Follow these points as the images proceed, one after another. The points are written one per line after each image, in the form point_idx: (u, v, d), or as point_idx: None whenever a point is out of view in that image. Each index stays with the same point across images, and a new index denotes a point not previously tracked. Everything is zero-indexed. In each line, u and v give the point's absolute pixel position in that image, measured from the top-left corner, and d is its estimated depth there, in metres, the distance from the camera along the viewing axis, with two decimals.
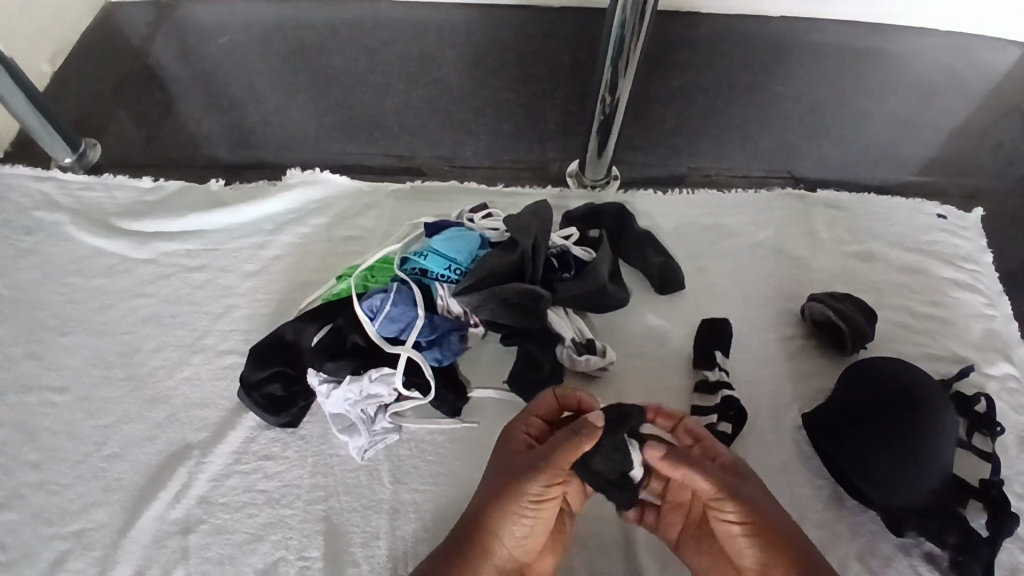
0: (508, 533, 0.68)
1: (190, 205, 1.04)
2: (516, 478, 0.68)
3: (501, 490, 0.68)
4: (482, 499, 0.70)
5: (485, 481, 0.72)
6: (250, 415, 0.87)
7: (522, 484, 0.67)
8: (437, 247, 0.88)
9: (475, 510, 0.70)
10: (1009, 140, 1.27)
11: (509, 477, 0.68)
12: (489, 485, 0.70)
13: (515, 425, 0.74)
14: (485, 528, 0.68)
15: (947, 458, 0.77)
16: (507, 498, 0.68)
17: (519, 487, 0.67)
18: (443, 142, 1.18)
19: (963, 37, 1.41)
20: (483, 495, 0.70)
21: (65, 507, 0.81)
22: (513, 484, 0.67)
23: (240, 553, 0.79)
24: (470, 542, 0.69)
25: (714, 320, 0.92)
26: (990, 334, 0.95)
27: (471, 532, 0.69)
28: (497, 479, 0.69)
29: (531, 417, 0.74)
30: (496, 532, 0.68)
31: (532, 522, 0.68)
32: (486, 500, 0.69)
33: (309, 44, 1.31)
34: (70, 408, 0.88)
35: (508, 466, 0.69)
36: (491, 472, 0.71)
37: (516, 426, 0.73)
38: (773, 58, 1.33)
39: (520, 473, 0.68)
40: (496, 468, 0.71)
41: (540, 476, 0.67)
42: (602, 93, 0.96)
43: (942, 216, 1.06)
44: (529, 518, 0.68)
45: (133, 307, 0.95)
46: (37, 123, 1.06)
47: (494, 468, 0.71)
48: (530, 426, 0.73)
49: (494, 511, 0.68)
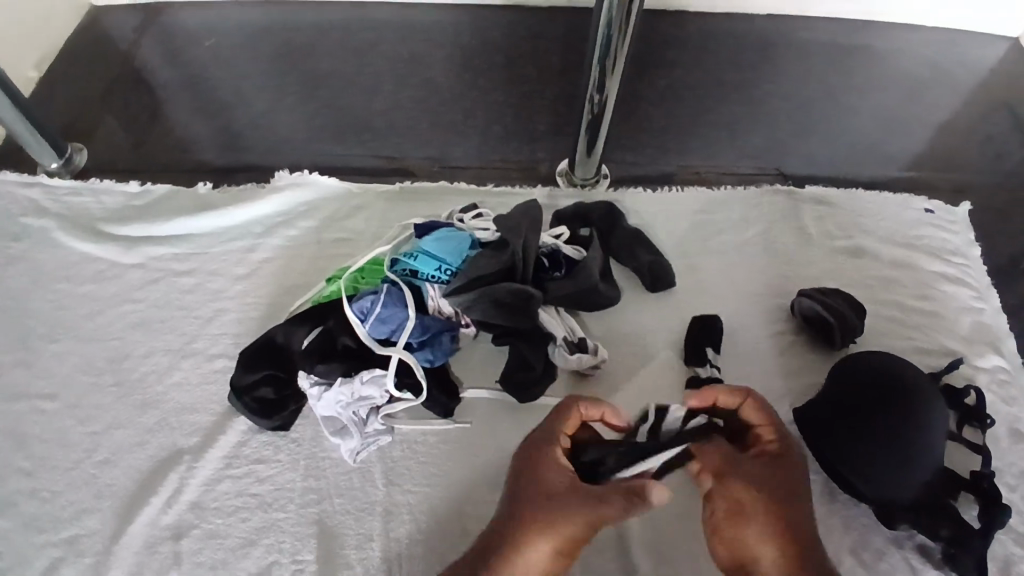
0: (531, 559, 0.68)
1: (179, 209, 1.04)
2: (564, 511, 0.68)
3: (545, 521, 0.69)
4: (517, 527, 0.69)
5: (512, 504, 0.71)
6: (241, 419, 0.86)
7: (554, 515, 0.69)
8: (427, 248, 0.88)
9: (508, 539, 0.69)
10: (996, 134, 1.28)
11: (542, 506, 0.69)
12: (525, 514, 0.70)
13: (541, 444, 0.74)
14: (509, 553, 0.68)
15: (937, 452, 0.77)
16: (552, 530, 0.68)
17: (568, 521, 0.68)
18: (432, 143, 1.18)
19: (949, 33, 1.42)
20: (518, 519, 0.70)
21: (56, 514, 0.81)
22: (562, 519, 0.68)
23: (233, 557, 0.78)
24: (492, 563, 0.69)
25: (705, 318, 0.92)
26: (979, 327, 0.96)
27: (502, 560, 0.68)
28: (536, 509, 0.69)
29: (557, 433, 0.74)
30: (531, 559, 0.69)
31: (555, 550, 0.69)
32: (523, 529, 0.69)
33: (297, 46, 1.31)
34: (59, 415, 0.87)
35: (551, 497, 0.69)
36: (520, 498, 0.71)
37: (545, 448, 0.73)
38: (761, 56, 1.34)
39: (568, 504, 0.69)
40: (530, 494, 0.70)
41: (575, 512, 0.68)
42: (590, 92, 0.96)
43: (929, 211, 1.07)
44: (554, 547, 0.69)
45: (123, 312, 0.95)
46: (25, 129, 1.05)
47: (525, 493, 0.71)
48: (558, 447, 0.74)
49: (535, 541, 0.68)
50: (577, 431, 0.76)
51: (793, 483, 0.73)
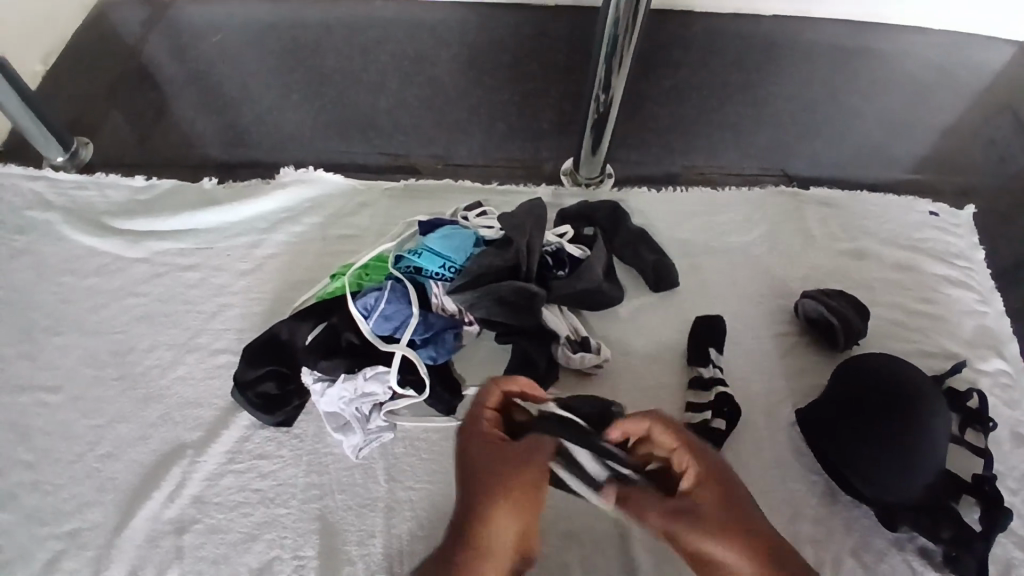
0: (498, 528, 0.68)
1: (184, 204, 1.04)
2: (508, 481, 0.69)
3: (494, 486, 0.68)
4: (473, 508, 0.68)
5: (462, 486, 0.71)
6: (243, 414, 0.86)
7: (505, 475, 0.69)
8: (431, 246, 0.88)
9: (470, 526, 0.68)
10: (1001, 137, 1.27)
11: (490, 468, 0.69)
12: (477, 494, 0.69)
13: (470, 420, 0.74)
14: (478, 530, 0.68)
15: (939, 455, 0.78)
16: (504, 500, 0.68)
17: (516, 488, 0.69)
18: (437, 140, 1.18)
19: (956, 36, 1.42)
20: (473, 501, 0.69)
21: (59, 507, 0.81)
22: (511, 487, 0.68)
23: (235, 552, 0.78)
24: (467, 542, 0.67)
25: (709, 318, 0.92)
26: (982, 330, 0.96)
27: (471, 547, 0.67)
28: (482, 482, 0.69)
29: (482, 409, 0.74)
30: (497, 539, 0.68)
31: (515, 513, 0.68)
32: (479, 512, 0.68)
33: (303, 43, 1.31)
34: (63, 408, 0.87)
35: (493, 473, 0.69)
36: (467, 482, 0.70)
37: (474, 425, 0.73)
38: (768, 57, 1.34)
39: (506, 465, 0.69)
40: (476, 469, 0.70)
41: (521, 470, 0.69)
42: (596, 91, 0.96)
43: (934, 214, 1.07)
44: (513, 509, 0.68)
45: (127, 306, 0.95)
46: (30, 123, 1.06)
47: (468, 472, 0.71)
48: (486, 420, 0.74)
49: (496, 518, 0.68)
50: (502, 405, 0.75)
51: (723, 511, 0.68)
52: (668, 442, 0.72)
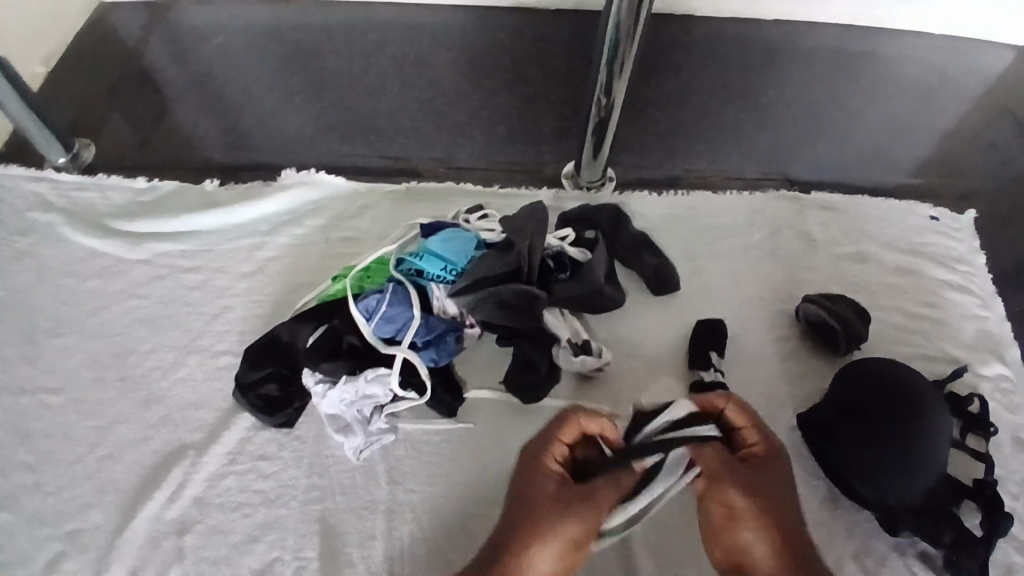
0: (541, 565, 0.69)
1: (186, 206, 1.04)
2: (566, 516, 0.70)
3: (548, 525, 0.70)
4: (525, 537, 0.70)
5: (519, 516, 0.71)
6: (245, 416, 0.86)
7: (565, 519, 0.70)
8: (433, 248, 0.87)
9: (516, 553, 0.69)
10: (1000, 141, 1.28)
11: (551, 506, 0.70)
12: (530, 527, 0.70)
13: (539, 452, 0.75)
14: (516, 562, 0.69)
15: (941, 458, 0.77)
16: (556, 538, 0.70)
17: (573, 528, 0.70)
18: (439, 143, 1.18)
19: (955, 40, 1.42)
20: (523, 534, 0.70)
21: (60, 508, 0.81)
22: (565, 528, 0.70)
23: (235, 554, 0.78)
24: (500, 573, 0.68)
25: (711, 321, 0.93)
26: (983, 334, 0.96)
27: None
28: (540, 516, 0.70)
29: (555, 441, 0.75)
30: (538, 572, 0.69)
31: (561, 556, 0.70)
32: (530, 541, 0.69)
33: (305, 46, 1.31)
34: (64, 409, 0.87)
35: (555, 508, 0.70)
36: (525, 512, 0.71)
37: (542, 456, 0.74)
38: (768, 62, 1.34)
39: (571, 509, 0.70)
40: (539, 501, 0.71)
41: (581, 516, 0.70)
42: (597, 95, 0.96)
43: (935, 218, 1.07)
44: (560, 552, 0.70)
45: (128, 307, 0.95)
46: (32, 124, 1.06)
47: (528, 502, 0.71)
48: (555, 454, 0.74)
49: (544, 551, 0.69)
50: (574, 442, 0.76)
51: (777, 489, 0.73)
52: (739, 422, 0.78)
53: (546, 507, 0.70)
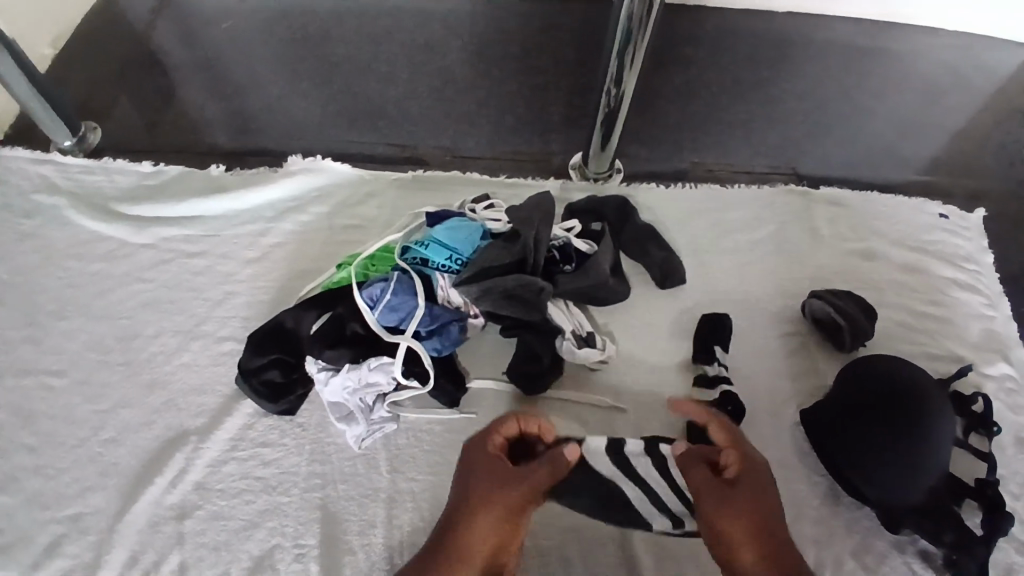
0: (478, 535, 0.68)
1: (192, 191, 1.04)
2: (504, 488, 0.70)
3: (482, 495, 0.69)
4: (458, 520, 0.69)
5: (461, 496, 0.70)
6: (248, 402, 0.86)
7: (500, 491, 0.70)
8: (438, 237, 0.88)
9: (457, 529, 0.68)
10: (1011, 141, 1.26)
11: (482, 478, 0.71)
12: (471, 506, 0.69)
13: (477, 440, 0.75)
14: (457, 534, 0.68)
15: (943, 459, 0.77)
16: (488, 519, 0.68)
17: (502, 507, 0.69)
18: (446, 132, 1.17)
19: (968, 37, 1.41)
20: (463, 510, 0.69)
21: (61, 491, 0.81)
22: (495, 498, 0.69)
23: (236, 539, 0.79)
24: (444, 545, 0.68)
25: (716, 316, 0.92)
26: (989, 334, 0.96)
27: (451, 550, 0.67)
28: (475, 499, 0.69)
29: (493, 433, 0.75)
30: (478, 544, 0.68)
31: (500, 526, 0.69)
32: (471, 517, 0.69)
33: (313, 32, 1.30)
34: (67, 392, 0.88)
35: (495, 483, 0.70)
36: (464, 491, 0.71)
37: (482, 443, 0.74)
38: (779, 55, 1.33)
39: (506, 484, 0.70)
40: (480, 479, 0.71)
41: (515, 486, 0.70)
42: (607, 85, 0.96)
43: (944, 216, 1.06)
44: (499, 523, 0.69)
45: (132, 292, 0.95)
46: (36, 105, 1.05)
47: (461, 483, 0.71)
48: (495, 444, 0.74)
49: (483, 523, 0.68)
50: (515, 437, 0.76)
51: (754, 499, 0.69)
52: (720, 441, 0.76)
53: (485, 478, 0.71)
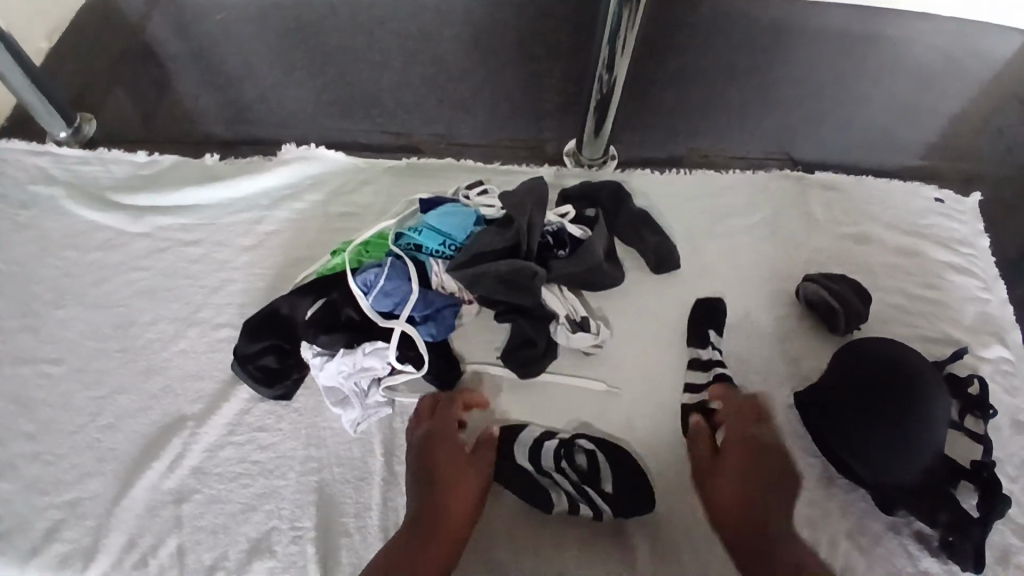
0: (450, 507, 0.72)
1: (187, 180, 1.04)
2: (464, 464, 0.76)
3: (448, 474, 0.75)
4: (428, 499, 0.73)
5: (424, 479, 0.75)
6: (244, 388, 0.87)
7: (461, 466, 0.76)
8: (431, 223, 0.88)
9: (430, 508, 0.72)
10: (1008, 127, 1.26)
11: (444, 457, 0.76)
12: (437, 484, 0.74)
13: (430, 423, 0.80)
14: (430, 513, 0.71)
15: (938, 440, 0.77)
16: (456, 492, 0.73)
17: (467, 481, 0.75)
18: (440, 120, 1.17)
19: (964, 23, 1.40)
20: (429, 491, 0.73)
21: (60, 477, 0.82)
22: (459, 475, 0.75)
23: (233, 523, 0.79)
24: (422, 524, 0.70)
25: (709, 299, 0.94)
26: (985, 316, 0.96)
27: (428, 527, 0.70)
28: (441, 476, 0.74)
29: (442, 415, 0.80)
30: (450, 516, 0.72)
31: (465, 496, 0.74)
32: (441, 494, 0.73)
33: (306, 22, 1.29)
34: (65, 379, 0.88)
35: (454, 459, 0.76)
36: (426, 474, 0.75)
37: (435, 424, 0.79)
38: (774, 41, 1.32)
39: (464, 462, 0.76)
40: (442, 458, 0.76)
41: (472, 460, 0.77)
42: (600, 71, 0.96)
43: (939, 200, 1.06)
44: (465, 494, 0.74)
45: (128, 280, 0.95)
46: (33, 96, 1.05)
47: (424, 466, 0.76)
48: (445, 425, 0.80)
49: (450, 498, 0.73)
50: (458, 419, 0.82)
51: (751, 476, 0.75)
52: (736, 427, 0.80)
53: (445, 456, 0.76)
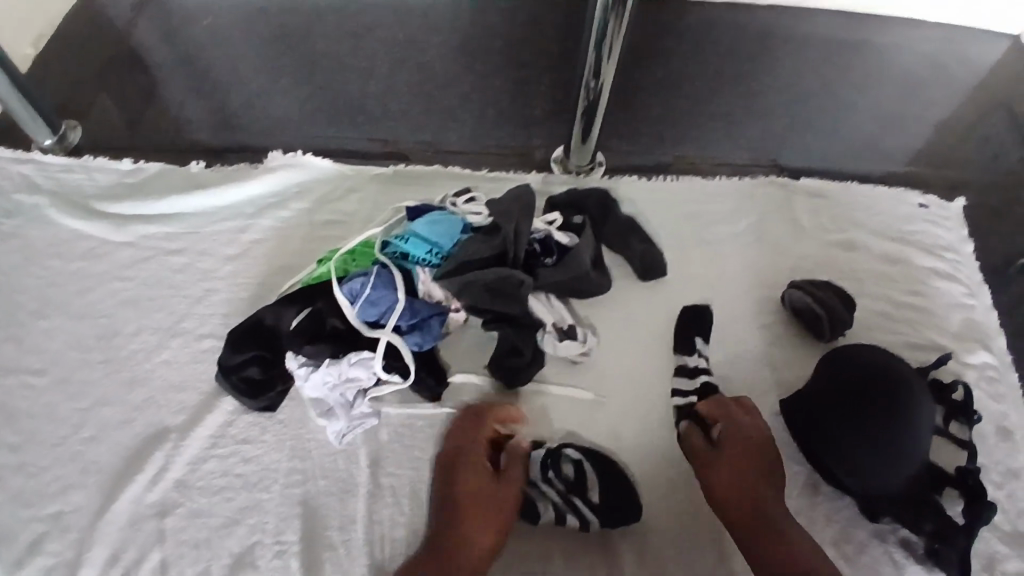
0: (474, 531, 0.74)
1: (172, 189, 1.03)
2: (492, 489, 0.77)
3: (474, 498, 0.76)
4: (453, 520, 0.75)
5: (450, 499, 0.76)
6: (228, 399, 0.86)
7: (489, 490, 0.77)
8: (417, 231, 0.87)
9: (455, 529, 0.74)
10: (993, 133, 1.27)
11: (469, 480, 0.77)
12: (463, 507, 0.75)
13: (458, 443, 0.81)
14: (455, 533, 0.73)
15: (922, 446, 0.77)
16: (480, 518, 0.74)
17: (495, 506, 0.76)
18: (428, 127, 1.17)
19: (950, 29, 1.41)
20: (455, 512, 0.75)
21: (41, 490, 0.81)
22: (486, 499, 0.76)
23: (217, 536, 0.78)
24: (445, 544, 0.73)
25: (696, 306, 0.94)
26: (970, 323, 0.96)
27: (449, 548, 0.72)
28: (465, 501, 0.76)
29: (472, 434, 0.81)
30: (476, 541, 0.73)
31: (492, 520, 0.75)
32: (464, 517, 0.74)
33: (293, 29, 1.29)
34: (47, 390, 0.87)
35: (483, 483, 0.77)
36: (453, 494, 0.76)
37: (464, 444, 0.80)
38: (762, 48, 1.33)
39: (492, 486, 0.77)
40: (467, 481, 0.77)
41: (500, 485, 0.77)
42: (586, 78, 0.96)
43: (924, 207, 1.07)
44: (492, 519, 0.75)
45: (112, 290, 0.94)
46: (17, 103, 1.04)
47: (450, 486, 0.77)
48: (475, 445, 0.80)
49: (474, 522, 0.74)
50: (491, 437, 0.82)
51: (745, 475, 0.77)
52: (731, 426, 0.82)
53: (472, 480, 0.77)
